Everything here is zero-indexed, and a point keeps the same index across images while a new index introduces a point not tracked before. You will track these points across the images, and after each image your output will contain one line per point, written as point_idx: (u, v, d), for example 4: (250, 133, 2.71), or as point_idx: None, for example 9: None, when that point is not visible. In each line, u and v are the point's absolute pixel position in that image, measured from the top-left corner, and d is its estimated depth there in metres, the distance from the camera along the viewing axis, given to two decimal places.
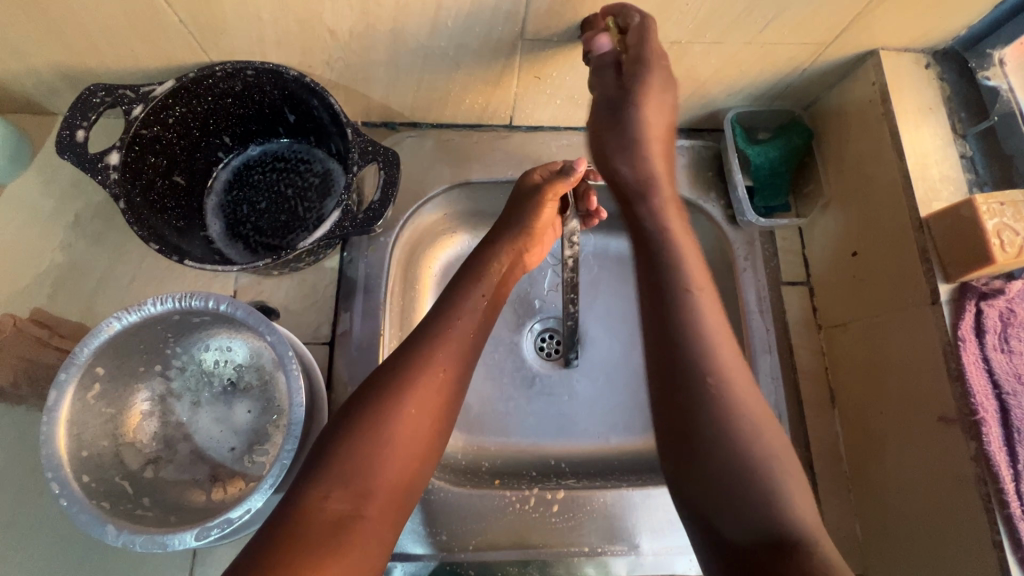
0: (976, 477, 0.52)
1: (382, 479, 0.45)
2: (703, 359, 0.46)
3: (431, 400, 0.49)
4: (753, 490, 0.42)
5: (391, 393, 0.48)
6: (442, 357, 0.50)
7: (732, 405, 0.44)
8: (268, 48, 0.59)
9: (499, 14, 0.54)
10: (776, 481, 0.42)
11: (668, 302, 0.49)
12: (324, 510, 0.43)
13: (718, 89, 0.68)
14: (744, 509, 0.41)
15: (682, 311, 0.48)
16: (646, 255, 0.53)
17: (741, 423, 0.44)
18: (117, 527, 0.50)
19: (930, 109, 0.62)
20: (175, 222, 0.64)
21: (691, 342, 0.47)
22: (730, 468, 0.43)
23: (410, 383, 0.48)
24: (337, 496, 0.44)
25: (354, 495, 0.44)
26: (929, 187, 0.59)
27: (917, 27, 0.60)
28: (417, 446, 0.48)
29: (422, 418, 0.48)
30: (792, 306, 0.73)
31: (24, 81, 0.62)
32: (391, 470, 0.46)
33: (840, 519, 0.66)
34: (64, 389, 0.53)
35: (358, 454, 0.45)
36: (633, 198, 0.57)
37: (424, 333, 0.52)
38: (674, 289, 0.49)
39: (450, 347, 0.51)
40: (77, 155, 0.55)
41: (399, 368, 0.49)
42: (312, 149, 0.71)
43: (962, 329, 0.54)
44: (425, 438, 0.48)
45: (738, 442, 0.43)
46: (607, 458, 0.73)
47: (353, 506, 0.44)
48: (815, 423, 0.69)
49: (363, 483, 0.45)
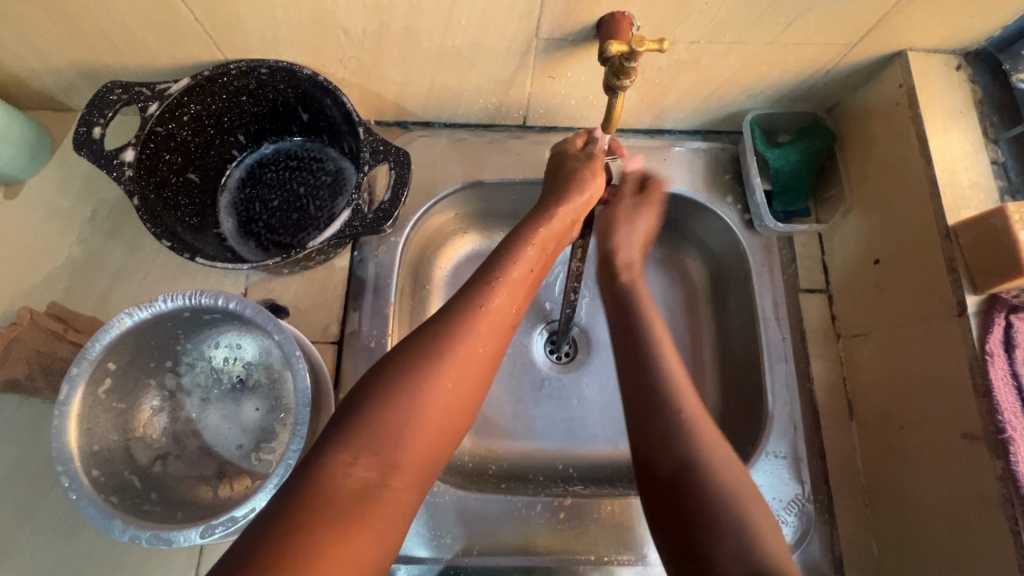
0: (1002, 497, 0.50)
1: (412, 449, 0.41)
2: (669, 398, 0.49)
3: (470, 374, 0.45)
4: (728, 530, 0.41)
5: (429, 361, 0.44)
6: (484, 331, 0.47)
7: (703, 442, 0.46)
8: (282, 47, 0.59)
9: (513, 13, 0.54)
10: (751, 525, 0.41)
11: (642, 363, 0.53)
12: (350, 477, 0.39)
13: (738, 90, 0.67)
14: (722, 547, 0.40)
15: (653, 367, 0.52)
16: (625, 325, 0.58)
17: (717, 468, 0.44)
18: (124, 522, 0.50)
19: (961, 113, 0.60)
20: (188, 219, 0.64)
21: (660, 394, 0.50)
22: (705, 500, 0.43)
23: (449, 356, 0.45)
24: (366, 464, 0.39)
25: (382, 464, 0.40)
26: (958, 194, 0.57)
27: (949, 26, 0.57)
28: (451, 420, 0.44)
29: (461, 392, 0.45)
30: (811, 315, 0.71)
31: (46, 78, 0.63)
32: (422, 438, 0.42)
33: (855, 536, 0.63)
34: (76, 384, 0.53)
35: (391, 417, 0.41)
36: (618, 274, 0.64)
37: (462, 304, 0.48)
38: (648, 351, 0.54)
39: (491, 320, 0.48)
40: (93, 151, 0.56)
41: (441, 335, 0.46)
42: (325, 147, 0.71)
43: (990, 343, 0.52)
44: (461, 413, 0.45)
45: (715, 483, 0.43)
46: (615, 464, 0.71)
47: (379, 476, 0.40)
48: (832, 435, 0.67)
49: (393, 450, 0.41)
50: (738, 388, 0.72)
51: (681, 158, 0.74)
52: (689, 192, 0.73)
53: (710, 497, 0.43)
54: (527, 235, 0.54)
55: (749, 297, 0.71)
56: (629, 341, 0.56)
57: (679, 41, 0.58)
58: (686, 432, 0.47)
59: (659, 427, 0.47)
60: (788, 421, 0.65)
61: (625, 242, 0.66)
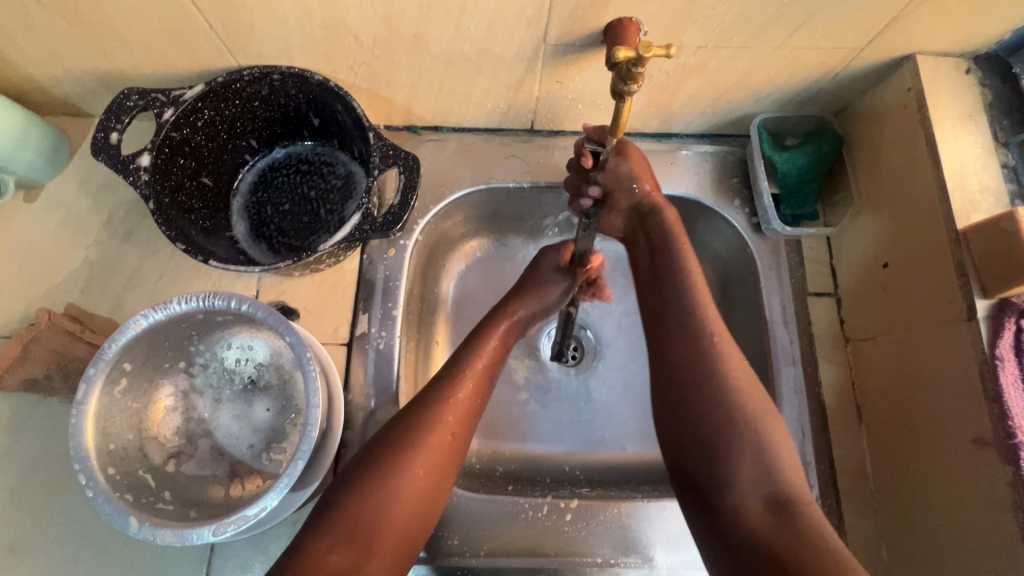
0: (1012, 502, 0.50)
1: (384, 538, 0.49)
2: (695, 321, 0.55)
3: (438, 461, 0.52)
4: (747, 454, 0.50)
5: (403, 453, 0.51)
6: (448, 421, 0.54)
7: (728, 370, 0.52)
8: (294, 52, 0.60)
9: (522, 20, 0.54)
10: (767, 449, 0.50)
11: (671, 286, 0.57)
12: (328, 564, 0.46)
13: (745, 94, 0.67)
14: (738, 471, 0.49)
15: (679, 290, 0.57)
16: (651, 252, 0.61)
17: (735, 396, 0.51)
18: (139, 520, 0.51)
19: (970, 116, 0.59)
20: (201, 223, 0.65)
21: (685, 318, 0.55)
22: (728, 424, 0.50)
23: (419, 447, 0.52)
24: (342, 553, 0.47)
25: (358, 551, 0.47)
26: (967, 198, 0.56)
27: (959, 29, 0.57)
28: (419, 509, 0.51)
29: (429, 481, 0.52)
30: (820, 318, 0.70)
31: (65, 84, 0.64)
32: (395, 526, 0.49)
33: (864, 540, 0.63)
34: (93, 384, 0.54)
35: (363, 511, 0.48)
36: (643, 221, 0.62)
37: (431, 397, 0.55)
38: (674, 274, 0.58)
39: (456, 411, 0.55)
40: (111, 156, 0.57)
41: (411, 427, 0.53)
42: (336, 152, 0.72)
43: (1000, 348, 0.52)
44: (429, 499, 0.52)
45: (734, 410, 0.51)
46: (621, 467, 0.72)
47: (354, 562, 0.47)
48: (841, 440, 0.66)
49: (365, 539, 0.48)
50: None
51: (689, 161, 0.74)
52: (697, 196, 0.73)
53: (731, 423, 0.50)
54: (491, 331, 0.62)
55: (757, 301, 0.71)
56: (656, 267, 0.60)
57: (687, 46, 0.58)
58: (710, 355, 0.53)
59: (679, 350, 0.54)
60: (796, 425, 0.65)
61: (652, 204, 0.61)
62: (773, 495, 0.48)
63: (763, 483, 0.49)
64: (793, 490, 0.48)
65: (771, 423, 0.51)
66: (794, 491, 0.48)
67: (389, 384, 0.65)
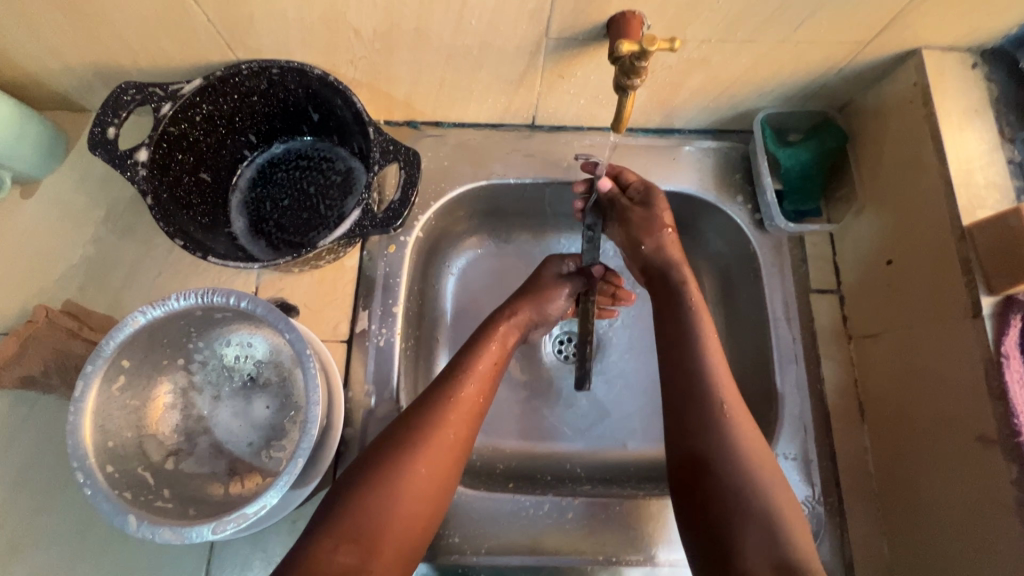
0: (1016, 501, 0.49)
1: (389, 537, 0.48)
2: (707, 382, 0.55)
3: (441, 460, 0.52)
4: (755, 521, 0.48)
5: (406, 451, 0.51)
6: (452, 421, 0.54)
7: (738, 439, 0.52)
8: (293, 46, 0.59)
9: (523, 13, 0.54)
10: (776, 514, 0.48)
11: (685, 350, 0.57)
12: (333, 562, 0.45)
13: (748, 90, 0.66)
14: (746, 531, 0.48)
15: (694, 345, 0.57)
16: (668, 307, 0.61)
17: (750, 468, 0.51)
18: (137, 518, 0.51)
19: (976, 111, 0.59)
20: (200, 219, 0.65)
21: (698, 377, 0.55)
22: (735, 488, 0.50)
23: (422, 445, 0.52)
24: (348, 550, 0.46)
25: (362, 550, 0.46)
26: (973, 194, 0.56)
27: (965, 23, 0.57)
28: (424, 507, 0.51)
29: (433, 479, 0.51)
30: (822, 315, 0.70)
31: (61, 78, 0.64)
32: (400, 525, 0.49)
33: (866, 538, 0.63)
34: (90, 381, 0.54)
35: (368, 509, 0.48)
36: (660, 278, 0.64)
37: (434, 398, 0.55)
38: (688, 338, 0.58)
39: (460, 411, 0.55)
40: (108, 151, 0.57)
41: (415, 428, 0.53)
42: (335, 147, 0.72)
43: (1006, 345, 0.51)
44: (433, 497, 0.51)
45: (748, 478, 0.50)
46: (622, 465, 0.71)
47: (360, 560, 0.46)
48: (843, 437, 0.66)
49: (370, 537, 0.47)
50: (749, 389, 0.71)
51: (691, 157, 0.74)
52: (699, 192, 0.73)
53: (739, 486, 0.50)
54: (489, 337, 0.62)
55: (760, 299, 0.71)
56: (669, 322, 0.60)
57: (690, 41, 0.58)
58: (721, 422, 0.53)
59: (691, 409, 0.54)
60: (799, 422, 0.65)
61: (664, 256, 0.65)
62: (782, 561, 0.46)
63: (770, 548, 0.47)
64: (801, 556, 0.46)
65: (776, 481, 0.51)
66: (804, 560, 0.46)
67: (389, 381, 0.65)
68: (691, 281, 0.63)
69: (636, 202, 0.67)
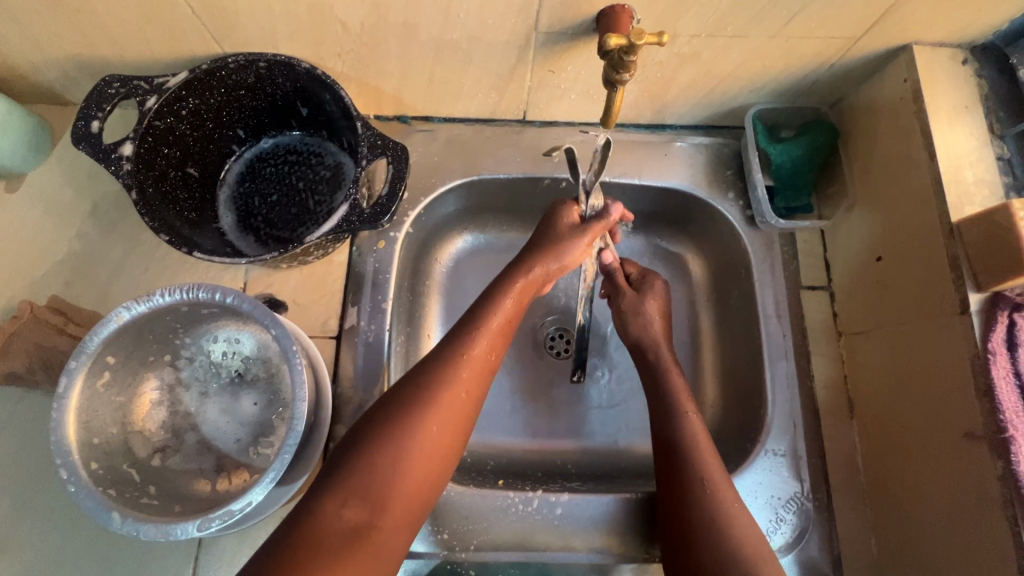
0: (1001, 497, 0.50)
1: (400, 494, 0.47)
2: (689, 455, 0.56)
3: (453, 420, 0.51)
4: None
5: (416, 408, 0.50)
6: (464, 379, 0.52)
7: (727, 512, 0.52)
8: (280, 40, 0.59)
9: (511, 7, 0.53)
10: None
11: (669, 426, 0.59)
12: (340, 520, 0.44)
13: (739, 85, 0.66)
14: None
15: (677, 421, 0.59)
16: (652, 386, 0.63)
17: (735, 537, 0.50)
18: (122, 515, 0.50)
19: (966, 108, 0.59)
20: (187, 214, 0.64)
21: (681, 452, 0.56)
22: (727, 559, 0.49)
23: (433, 403, 0.50)
24: (355, 507, 0.45)
25: (370, 508, 0.46)
26: (962, 191, 0.56)
27: (956, 19, 0.56)
28: (435, 463, 0.49)
29: (444, 437, 0.50)
30: (812, 311, 0.70)
31: (44, 70, 0.63)
32: (410, 481, 0.48)
33: (854, 533, 0.63)
34: (74, 377, 0.53)
35: (378, 467, 0.47)
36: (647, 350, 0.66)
37: (444, 355, 0.53)
38: (670, 412, 0.60)
39: (472, 367, 0.53)
40: (92, 145, 0.56)
41: (426, 383, 0.51)
42: (325, 142, 0.71)
43: (992, 342, 0.51)
44: (444, 455, 0.50)
45: (733, 548, 0.50)
46: (613, 460, 0.72)
47: (368, 517, 0.45)
48: (833, 433, 0.66)
49: (380, 495, 0.46)
50: (739, 385, 0.71)
51: (683, 153, 0.73)
52: (690, 188, 0.72)
53: (729, 556, 0.49)
54: (504, 288, 0.58)
55: (751, 294, 0.71)
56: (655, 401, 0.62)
57: (680, 35, 0.57)
58: (705, 496, 0.53)
59: (678, 483, 0.55)
60: (788, 418, 0.65)
61: (644, 329, 0.67)
62: None
63: None
64: None
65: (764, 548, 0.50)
66: None
67: (378, 378, 0.65)
68: (670, 364, 0.64)
69: (636, 283, 0.70)
